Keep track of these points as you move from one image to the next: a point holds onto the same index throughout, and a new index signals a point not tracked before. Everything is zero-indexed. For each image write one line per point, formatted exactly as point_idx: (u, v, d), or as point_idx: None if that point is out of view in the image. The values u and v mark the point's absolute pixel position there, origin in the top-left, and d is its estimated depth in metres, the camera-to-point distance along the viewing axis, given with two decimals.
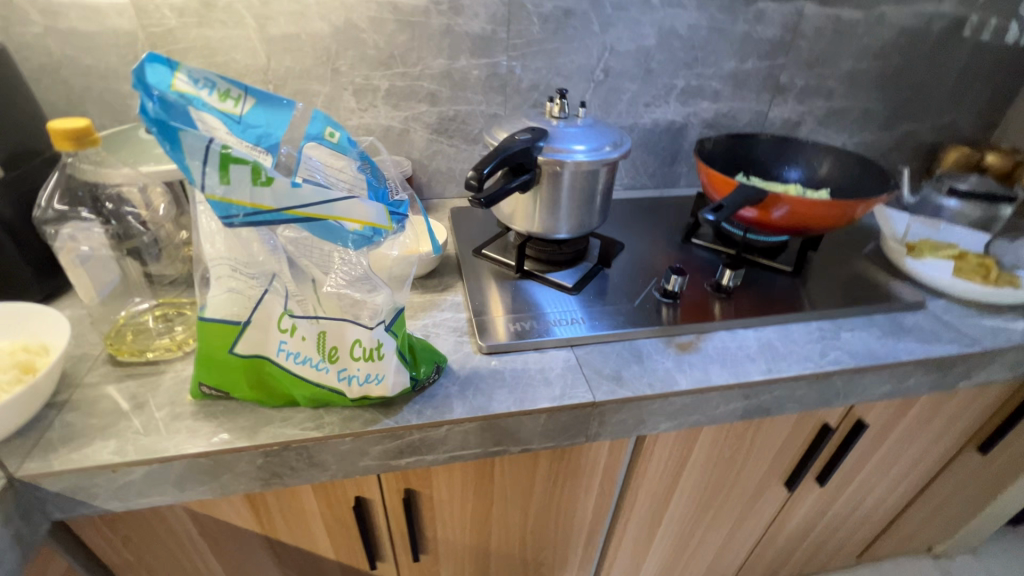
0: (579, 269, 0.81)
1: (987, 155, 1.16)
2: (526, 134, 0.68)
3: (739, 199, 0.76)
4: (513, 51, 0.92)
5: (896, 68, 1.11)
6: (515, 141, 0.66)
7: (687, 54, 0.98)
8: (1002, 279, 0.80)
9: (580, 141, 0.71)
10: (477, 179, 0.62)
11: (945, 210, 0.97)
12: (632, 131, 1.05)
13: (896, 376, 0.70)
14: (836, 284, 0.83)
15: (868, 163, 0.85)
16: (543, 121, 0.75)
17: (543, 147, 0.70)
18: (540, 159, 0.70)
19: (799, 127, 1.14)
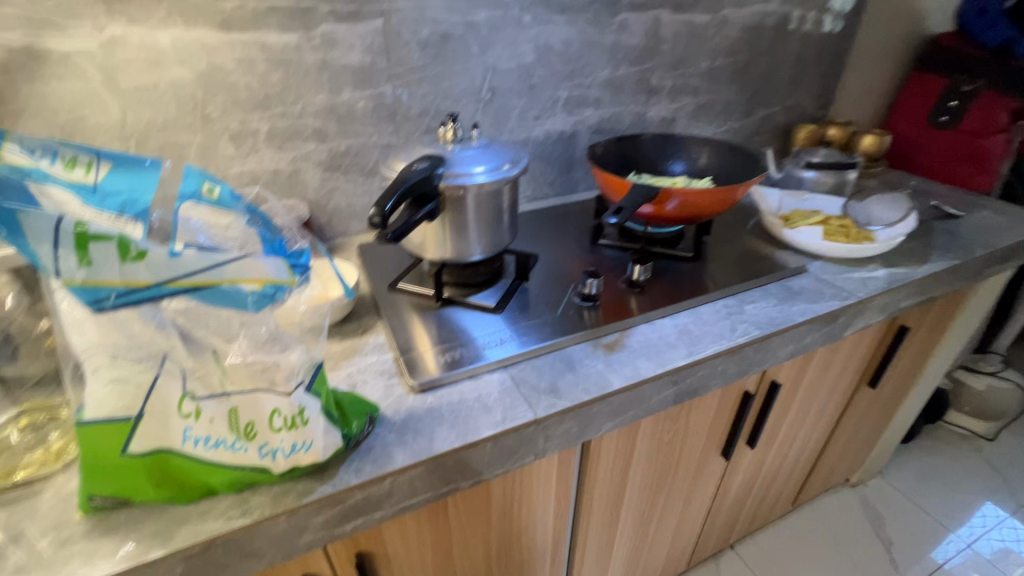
0: (499, 287, 0.82)
1: (829, 129, 1.34)
2: (424, 162, 0.67)
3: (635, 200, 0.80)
4: (397, 80, 0.91)
5: (745, 62, 1.24)
6: (412, 172, 0.64)
7: (565, 67, 1.03)
8: (860, 236, 0.92)
9: (479, 163, 0.72)
10: (381, 217, 0.60)
11: (805, 181, 1.10)
12: (526, 144, 1.08)
13: (796, 336, 0.77)
14: (731, 262, 0.90)
15: (737, 150, 0.94)
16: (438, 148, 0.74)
17: (443, 173, 0.69)
18: (442, 185, 0.69)
19: (675, 123, 1.23)
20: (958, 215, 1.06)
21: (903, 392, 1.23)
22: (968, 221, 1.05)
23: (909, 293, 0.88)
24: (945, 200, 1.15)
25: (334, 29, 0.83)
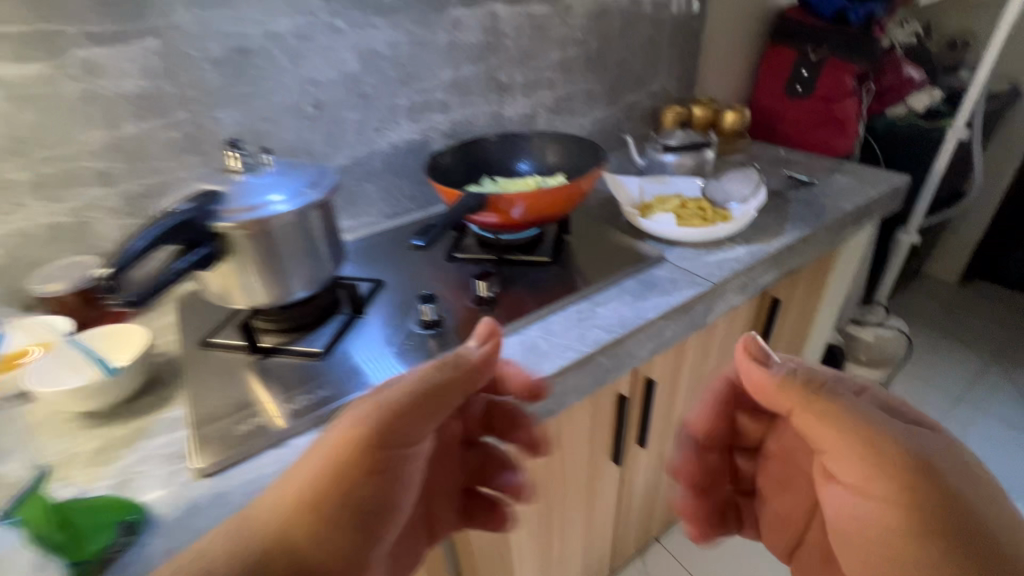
0: (331, 326, 0.73)
1: (693, 109, 1.34)
2: (191, 202, 0.58)
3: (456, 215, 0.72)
4: (193, 104, 0.79)
5: (598, 51, 1.21)
6: (168, 216, 0.56)
7: (398, 72, 0.95)
8: (716, 218, 0.91)
9: (274, 190, 0.65)
10: (111, 279, 0.52)
11: (667, 165, 1.07)
12: (372, 159, 0.99)
13: (654, 333, 0.73)
14: (589, 260, 0.86)
15: (581, 141, 0.90)
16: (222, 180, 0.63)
17: (223, 210, 0.60)
18: (221, 225, 0.60)
19: (536, 119, 1.18)
20: (810, 183, 1.08)
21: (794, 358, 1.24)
22: (820, 187, 1.07)
23: (768, 269, 0.87)
24: (801, 168, 1.17)
25: (93, 54, 0.70)
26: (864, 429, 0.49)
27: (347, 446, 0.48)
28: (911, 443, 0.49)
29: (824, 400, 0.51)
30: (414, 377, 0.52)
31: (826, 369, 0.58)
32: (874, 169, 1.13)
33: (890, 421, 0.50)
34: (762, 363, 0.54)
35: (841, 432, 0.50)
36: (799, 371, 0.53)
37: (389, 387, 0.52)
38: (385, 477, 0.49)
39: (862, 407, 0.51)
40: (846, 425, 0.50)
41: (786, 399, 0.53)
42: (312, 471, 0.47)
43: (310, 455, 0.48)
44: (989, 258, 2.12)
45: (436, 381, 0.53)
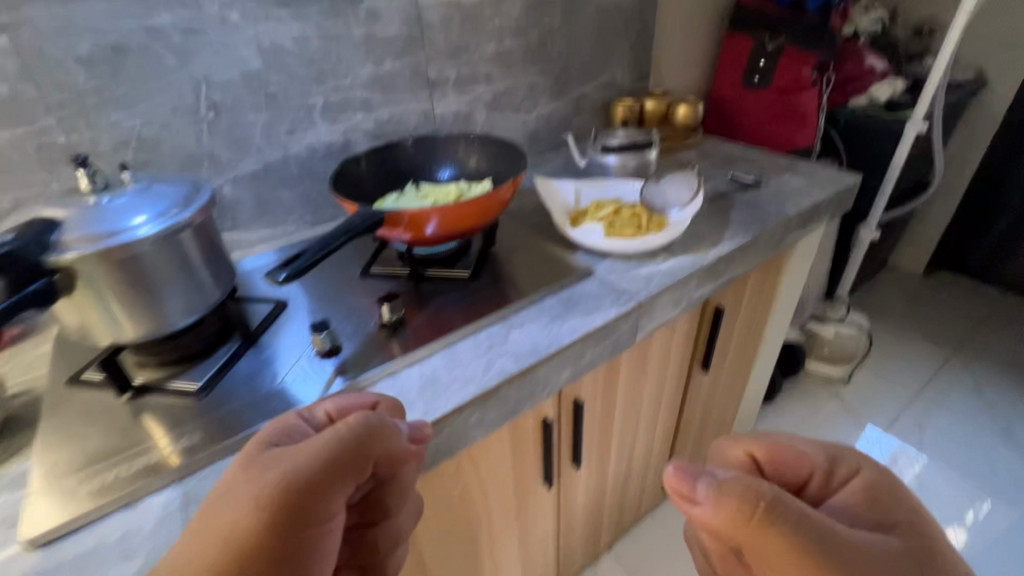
0: (218, 358, 0.67)
1: (645, 102, 1.27)
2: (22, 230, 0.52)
3: (339, 234, 0.60)
4: (62, 110, 0.71)
5: (540, 41, 1.13)
6: None
7: (309, 69, 0.87)
8: (656, 224, 0.86)
9: (134, 214, 0.58)
10: None
11: (608, 167, 1.01)
12: (286, 165, 0.92)
13: (571, 358, 0.68)
14: (510, 275, 0.80)
15: (499, 144, 0.85)
16: (70, 204, 0.57)
17: (67, 241, 0.53)
18: (62, 259, 0.52)
19: (473, 117, 1.11)
20: (758, 184, 1.03)
21: (746, 362, 1.21)
22: (768, 188, 1.02)
23: (703, 281, 0.82)
24: (752, 167, 1.12)
25: None
26: (804, 558, 0.41)
27: (252, 525, 0.41)
28: (883, 565, 0.41)
29: (763, 524, 0.42)
30: (318, 446, 0.44)
31: (783, 465, 0.53)
32: (825, 167, 1.09)
33: (848, 539, 0.42)
34: (685, 498, 0.46)
35: (791, 563, 0.41)
36: (728, 487, 0.44)
37: (292, 455, 0.44)
38: (294, 561, 0.41)
39: (812, 522, 0.42)
40: (792, 561, 0.41)
41: (726, 529, 0.44)
42: (214, 552, 0.40)
43: (207, 534, 0.41)
44: (953, 249, 2.11)
45: (347, 450, 0.45)
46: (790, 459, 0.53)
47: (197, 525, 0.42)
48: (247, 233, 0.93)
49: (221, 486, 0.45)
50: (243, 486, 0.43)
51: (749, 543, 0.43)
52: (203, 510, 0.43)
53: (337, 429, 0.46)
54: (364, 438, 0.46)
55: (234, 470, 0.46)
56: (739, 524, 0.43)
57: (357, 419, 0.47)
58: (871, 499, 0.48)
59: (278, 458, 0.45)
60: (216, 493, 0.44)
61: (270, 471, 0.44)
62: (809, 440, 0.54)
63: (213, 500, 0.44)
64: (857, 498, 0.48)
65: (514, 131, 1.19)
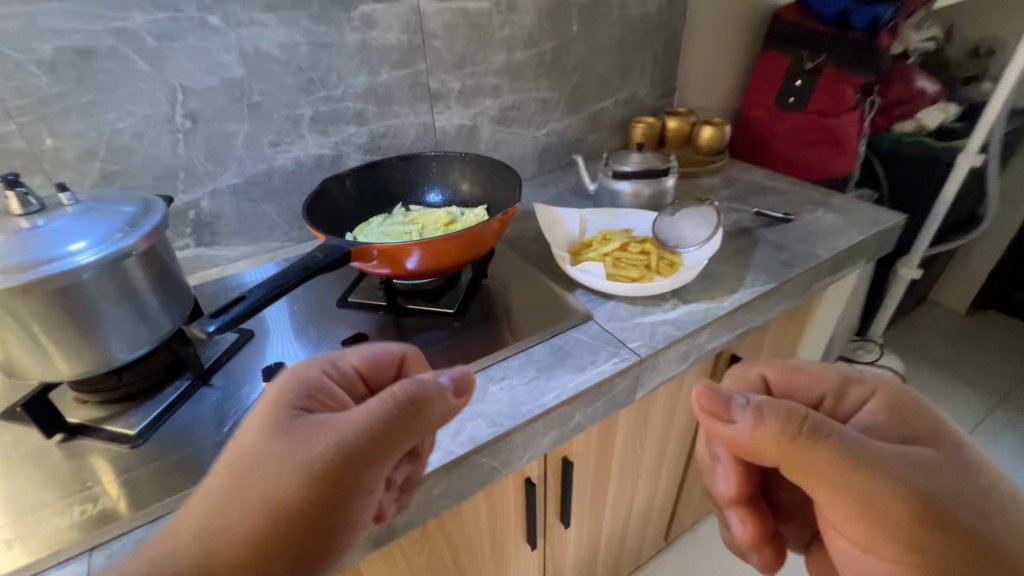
0: (164, 398, 0.60)
1: (666, 120, 1.18)
2: None
3: (291, 274, 0.52)
4: (24, 115, 0.65)
5: (554, 53, 1.05)
6: None
7: (297, 78, 0.81)
8: (670, 268, 0.76)
9: (71, 239, 0.51)
10: None
11: (620, 194, 0.92)
12: (270, 178, 0.86)
13: (557, 421, 0.60)
14: (498, 315, 0.72)
15: (492, 164, 0.79)
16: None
17: None
18: None
19: (478, 132, 1.03)
20: (787, 219, 0.92)
21: None
22: (798, 225, 0.92)
23: (717, 332, 0.72)
24: (781, 199, 1.01)
25: None
26: (846, 469, 0.40)
27: (292, 496, 0.39)
28: (921, 475, 0.40)
29: (807, 444, 0.41)
30: (363, 418, 0.43)
31: (796, 390, 0.51)
32: (864, 203, 0.97)
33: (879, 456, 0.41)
34: (720, 418, 0.45)
35: (834, 480, 0.40)
36: (770, 408, 0.42)
37: (334, 425, 0.42)
38: (337, 530, 0.41)
39: (850, 440, 0.41)
40: (834, 476, 0.40)
41: (763, 450, 0.43)
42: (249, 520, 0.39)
43: (243, 502, 0.39)
44: (1002, 287, 1.94)
45: (401, 422, 0.43)
46: (807, 383, 0.50)
47: (228, 488, 0.40)
48: (227, 249, 0.87)
49: (249, 447, 0.42)
50: (289, 452, 0.41)
51: (791, 462, 0.42)
52: (236, 473, 0.41)
53: (382, 402, 0.44)
54: (408, 412, 0.44)
55: (267, 429, 0.42)
56: (777, 445, 0.42)
57: (401, 390, 0.45)
58: (895, 412, 0.45)
59: (325, 424, 0.43)
60: (246, 455, 0.41)
61: (309, 438, 0.42)
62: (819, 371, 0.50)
63: (243, 461, 0.41)
64: (879, 412, 0.46)
65: (522, 148, 1.11)
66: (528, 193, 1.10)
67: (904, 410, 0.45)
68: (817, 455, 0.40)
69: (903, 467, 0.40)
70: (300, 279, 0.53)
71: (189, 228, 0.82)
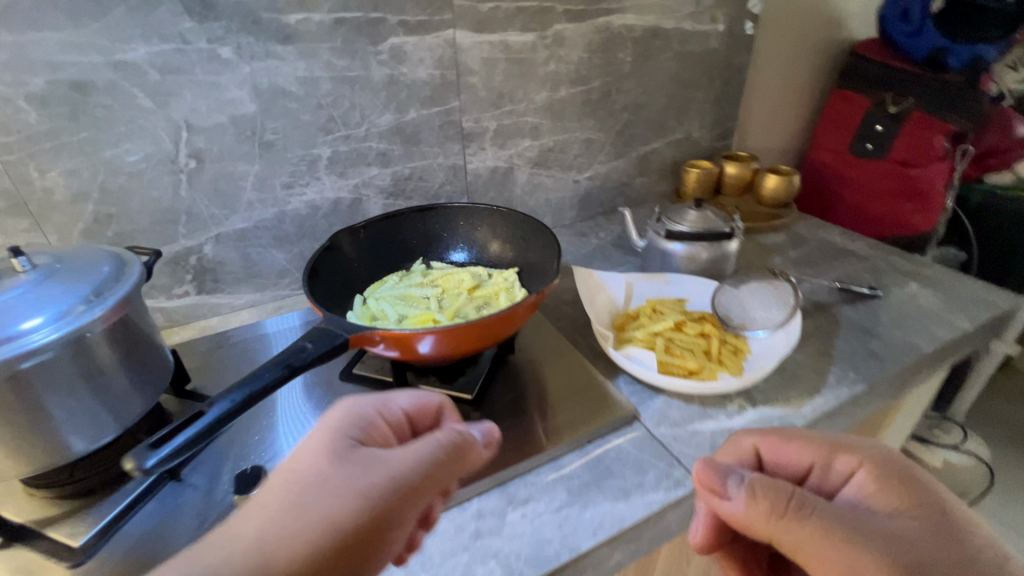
0: (123, 495, 0.50)
1: (724, 166, 1.05)
2: None
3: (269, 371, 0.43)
4: (10, 153, 0.59)
5: (603, 91, 0.94)
6: None
7: (315, 115, 0.72)
8: (736, 360, 0.63)
9: (24, 312, 0.43)
10: None
11: (672, 256, 0.80)
12: (281, 223, 0.77)
13: (594, 565, 0.47)
14: (526, 404, 0.60)
15: (525, 221, 0.69)
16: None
17: None
18: None
19: (514, 175, 0.93)
20: (872, 295, 0.78)
21: None
22: (888, 305, 0.77)
23: None
24: (861, 268, 0.87)
25: None
26: (833, 543, 0.36)
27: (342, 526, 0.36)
28: (912, 551, 0.35)
29: (791, 521, 0.37)
30: (421, 456, 0.40)
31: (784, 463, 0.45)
32: (966, 278, 0.82)
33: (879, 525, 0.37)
34: (717, 495, 0.40)
35: (837, 572, 0.35)
36: (762, 485, 0.39)
37: (390, 459, 0.40)
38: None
39: (837, 514, 0.37)
40: (825, 563, 0.35)
41: (752, 528, 0.39)
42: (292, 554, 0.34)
43: (294, 522, 0.35)
44: None
45: (447, 465, 0.41)
46: (790, 456, 0.44)
47: (277, 507, 0.36)
48: (230, 297, 0.79)
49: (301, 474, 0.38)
50: (338, 486, 0.37)
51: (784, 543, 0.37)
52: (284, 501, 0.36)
53: (437, 445, 0.41)
54: (460, 459, 0.41)
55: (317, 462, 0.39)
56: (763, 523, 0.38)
57: (452, 433, 0.42)
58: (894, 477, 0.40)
59: (378, 460, 0.39)
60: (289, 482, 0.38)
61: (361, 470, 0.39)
62: (804, 443, 0.44)
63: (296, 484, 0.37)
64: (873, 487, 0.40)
65: (561, 192, 1.00)
66: (566, 243, 0.99)
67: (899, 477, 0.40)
68: (807, 536, 0.36)
69: (887, 540, 0.36)
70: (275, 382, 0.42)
71: (189, 275, 0.74)
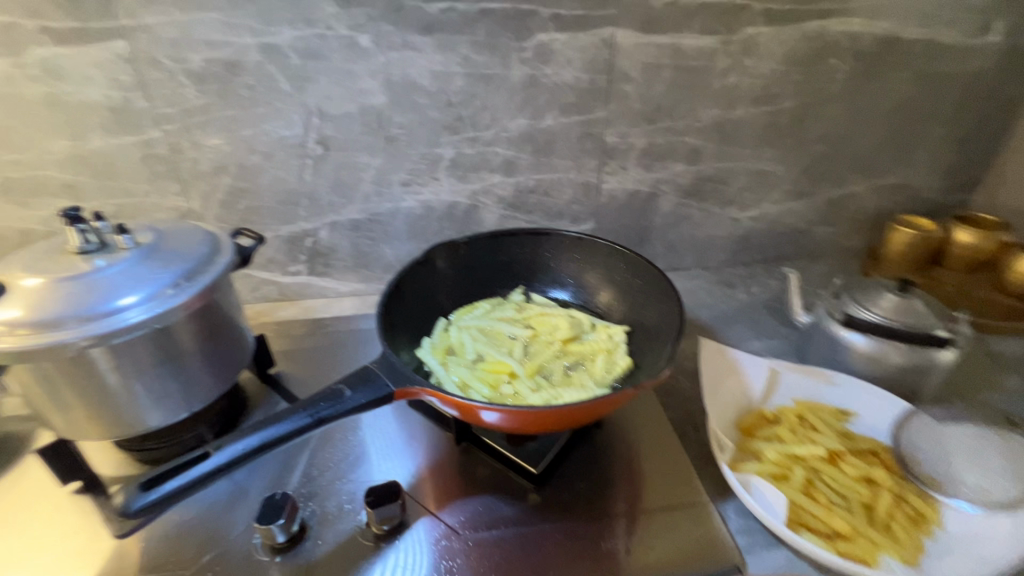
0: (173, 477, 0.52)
1: (954, 231, 0.77)
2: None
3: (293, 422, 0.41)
4: (169, 123, 0.63)
5: (795, 114, 0.74)
6: None
7: (444, 113, 0.67)
8: (912, 533, 0.45)
9: (119, 290, 0.43)
10: None
11: (845, 349, 0.59)
12: (394, 219, 0.74)
13: None
14: (598, 503, 0.50)
15: (649, 273, 0.58)
16: (42, 270, 0.43)
17: (27, 319, 0.41)
18: (14, 347, 0.40)
19: (656, 202, 0.79)
20: None
21: None
22: None
23: None
24: None
25: (53, 53, 0.57)
26: None
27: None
28: None
29: None
30: None
31: None
32: None
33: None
34: None
35: None
36: None
37: None
38: None
39: None
40: None
41: None
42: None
43: None
44: None
45: None
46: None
47: None
48: (337, 283, 0.78)
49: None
50: None
51: None
52: None
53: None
54: None
55: None
56: None
57: None
58: None
59: None
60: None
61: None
62: None
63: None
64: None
65: (712, 229, 0.83)
66: (705, 292, 0.82)
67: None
68: None
69: None
70: (288, 434, 0.41)
71: (304, 256, 0.75)
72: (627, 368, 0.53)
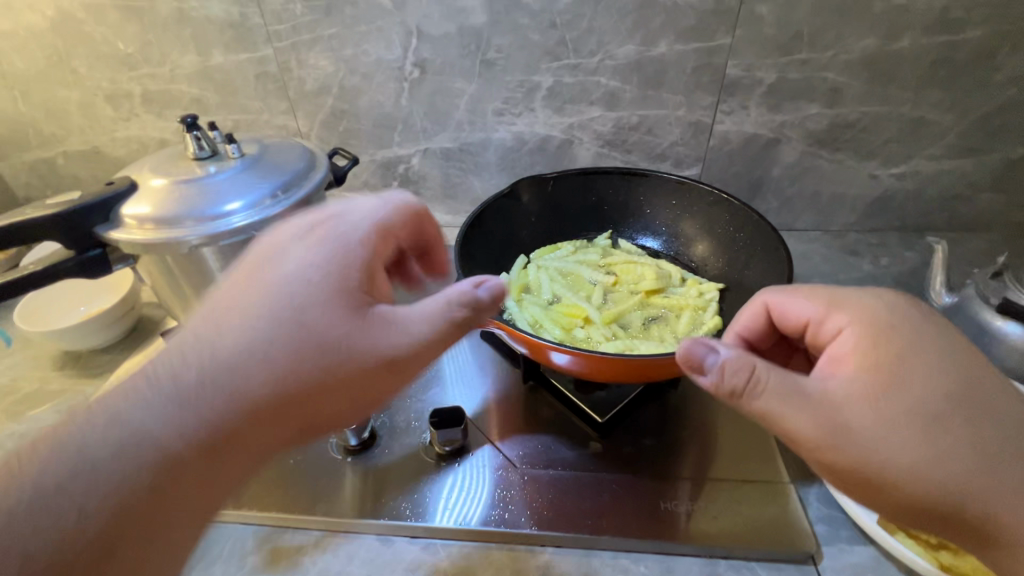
0: None
1: None
2: (116, 191, 0.46)
3: None
4: (280, 41, 0.65)
5: (982, 48, 0.59)
6: (88, 197, 0.45)
7: (546, 36, 0.62)
8: None
9: (227, 195, 0.46)
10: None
11: (992, 341, 0.50)
12: (485, 151, 0.72)
13: None
14: (661, 464, 0.47)
15: (756, 227, 0.51)
16: (165, 172, 0.47)
17: (151, 214, 0.45)
18: (140, 239, 0.45)
19: (778, 149, 0.69)
20: None
21: None
22: None
23: None
24: None
25: None
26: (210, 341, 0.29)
27: (218, 435, 0.28)
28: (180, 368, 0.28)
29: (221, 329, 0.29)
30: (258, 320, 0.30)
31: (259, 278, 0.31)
32: None
33: (857, 397, 0.30)
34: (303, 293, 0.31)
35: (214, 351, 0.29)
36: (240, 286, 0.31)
37: (272, 319, 0.30)
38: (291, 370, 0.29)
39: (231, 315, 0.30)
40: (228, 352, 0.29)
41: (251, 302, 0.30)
42: (135, 477, 0.26)
43: (244, 371, 0.29)
44: None
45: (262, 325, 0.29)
46: (791, 309, 0.36)
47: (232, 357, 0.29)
48: None
49: (258, 323, 0.29)
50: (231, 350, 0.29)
51: (252, 314, 0.30)
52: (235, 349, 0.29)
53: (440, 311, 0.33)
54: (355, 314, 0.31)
55: (209, 342, 0.29)
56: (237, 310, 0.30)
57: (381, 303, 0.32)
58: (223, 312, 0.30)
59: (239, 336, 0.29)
60: (218, 302, 0.31)
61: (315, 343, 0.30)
62: (276, 263, 0.32)
63: (221, 349, 0.29)
64: (859, 348, 0.31)
65: (842, 186, 0.71)
66: (821, 257, 0.72)
67: (897, 301, 0.34)
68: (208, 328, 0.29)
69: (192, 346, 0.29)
70: None
71: (396, 182, 0.76)
72: (715, 328, 0.49)
